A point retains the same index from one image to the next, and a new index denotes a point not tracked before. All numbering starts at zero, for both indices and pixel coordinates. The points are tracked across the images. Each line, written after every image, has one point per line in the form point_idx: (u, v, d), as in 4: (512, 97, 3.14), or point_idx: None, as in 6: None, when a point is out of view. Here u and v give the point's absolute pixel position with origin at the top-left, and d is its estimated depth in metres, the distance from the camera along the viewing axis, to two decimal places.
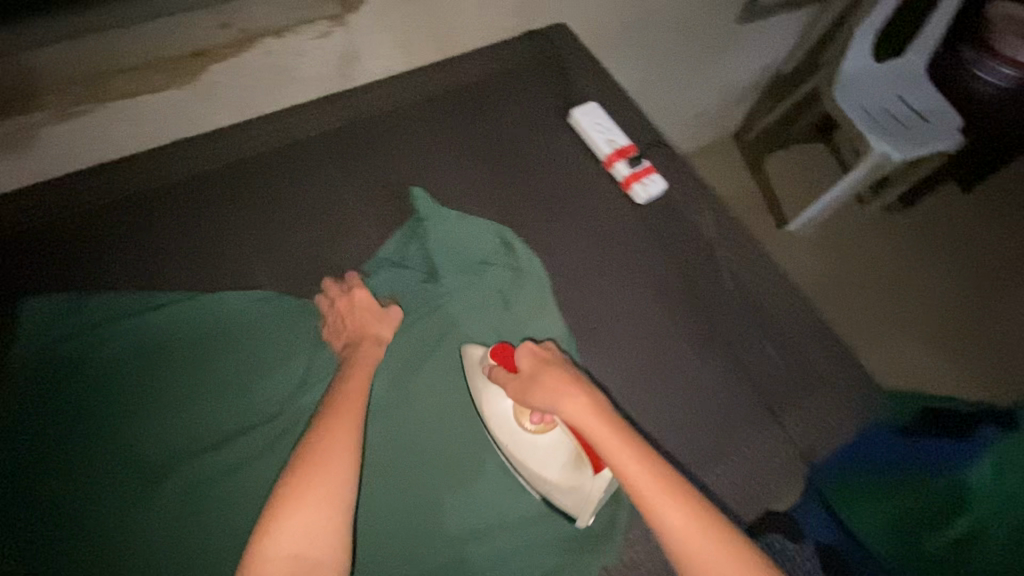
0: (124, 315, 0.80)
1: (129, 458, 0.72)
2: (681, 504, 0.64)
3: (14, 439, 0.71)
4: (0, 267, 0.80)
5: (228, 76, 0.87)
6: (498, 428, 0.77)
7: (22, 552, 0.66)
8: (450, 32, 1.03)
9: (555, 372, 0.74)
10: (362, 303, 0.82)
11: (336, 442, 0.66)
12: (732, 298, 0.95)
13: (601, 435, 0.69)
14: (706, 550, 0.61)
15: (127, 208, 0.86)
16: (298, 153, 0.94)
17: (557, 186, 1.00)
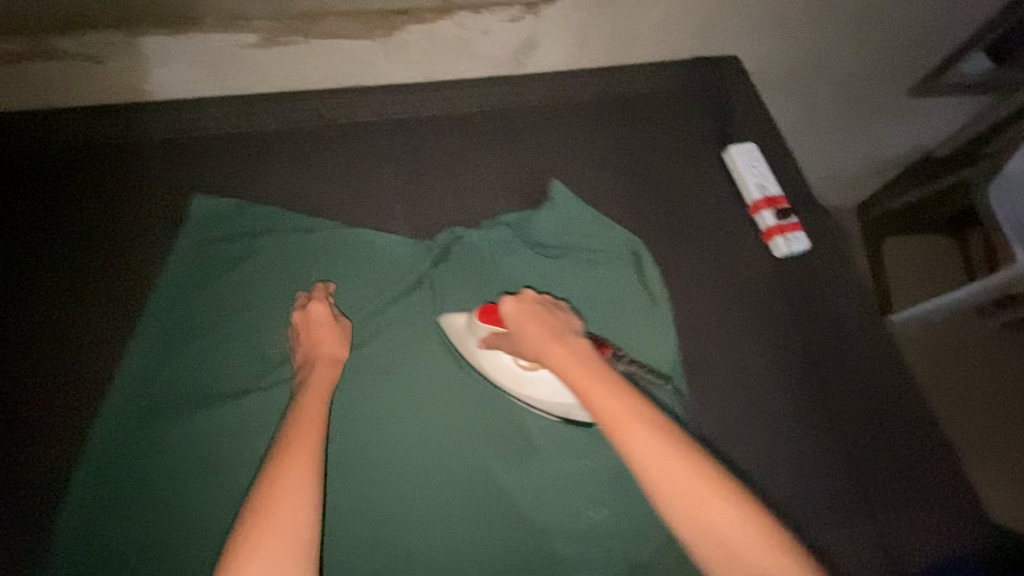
0: (272, 230, 0.85)
1: (252, 364, 0.77)
2: (631, 422, 0.63)
3: (161, 319, 0.78)
4: (180, 160, 0.86)
5: (420, 38, 0.93)
6: (502, 380, 0.80)
7: (147, 421, 0.72)
8: (626, 42, 1.03)
9: (534, 324, 0.75)
10: (318, 315, 0.78)
11: (284, 482, 0.60)
12: (849, 377, 0.90)
13: (572, 370, 0.69)
14: (659, 466, 0.60)
15: (296, 133, 0.90)
16: (457, 121, 0.96)
17: (698, 216, 0.97)
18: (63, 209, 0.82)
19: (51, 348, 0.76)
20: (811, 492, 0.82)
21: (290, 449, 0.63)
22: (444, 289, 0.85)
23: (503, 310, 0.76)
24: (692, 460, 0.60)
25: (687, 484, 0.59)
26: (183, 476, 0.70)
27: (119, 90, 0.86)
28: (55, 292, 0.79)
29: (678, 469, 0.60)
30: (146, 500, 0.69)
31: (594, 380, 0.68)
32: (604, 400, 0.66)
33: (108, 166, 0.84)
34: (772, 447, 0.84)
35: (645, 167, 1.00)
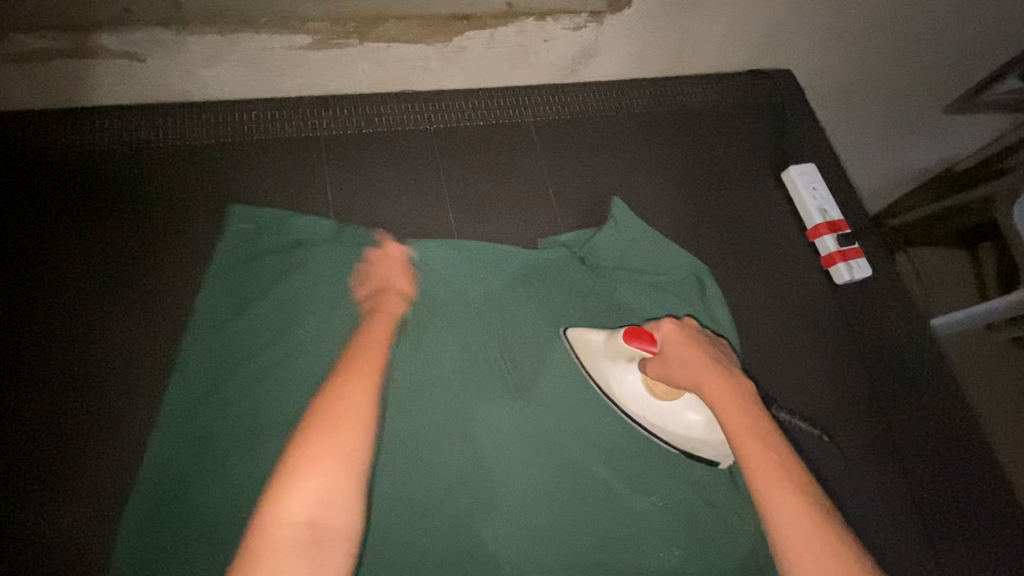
0: (316, 242, 0.79)
1: (301, 390, 0.72)
2: (791, 492, 0.57)
3: (201, 340, 0.73)
4: (219, 169, 0.81)
5: (479, 44, 0.87)
6: (630, 405, 0.75)
7: (196, 451, 0.68)
8: (685, 54, 0.99)
9: (697, 356, 0.67)
10: (390, 256, 0.76)
11: (347, 396, 0.57)
12: (908, 408, 0.89)
13: (728, 413, 0.62)
14: (802, 544, 0.55)
15: (346, 143, 0.85)
16: (512, 133, 0.92)
17: (757, 240, 0.94)
18: (98, 222, 0.77)
19: (93, 374, 0.71)
20: (873, 526, 0.81)
21: (355, 363, 0.61)
22: (502, 312, 0.81)
23: (659, 333, 0.69)
24: (840, 549, 0.54)
25: (836, 573, 0.53)
26: (238, 510, 0.67)
27: (161, 94, 0.82)
28: (94, 312, 0.73)
29: (829, 555, 0.54)
30: (201, 545, 0.65)
31: (769, 439, 0.61)
32: (760, 459, 0.59)
33: (142, 175, 0.79)
34: (836, 483, 0.82)
35: (703, 186, 0.96)
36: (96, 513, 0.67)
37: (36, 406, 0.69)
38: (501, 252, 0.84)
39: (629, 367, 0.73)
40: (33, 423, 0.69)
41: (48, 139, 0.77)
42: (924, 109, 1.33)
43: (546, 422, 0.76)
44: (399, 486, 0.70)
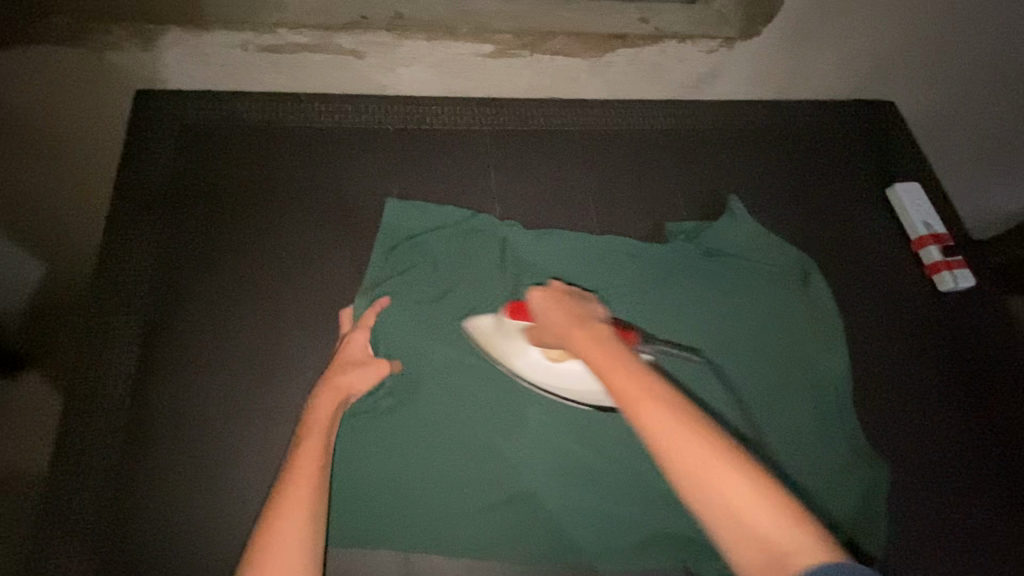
0: (471, 219, 0.92)
1: (456, 331, 0.85)
2: (649, 397, 0.60)
3: (375, 291, 0.86)
4: (396, 144, 0.97)
5: (625, 61, 1.03)
6: (544, 382, 0.82)
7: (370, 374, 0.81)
8: (796, 80, 1.12)
9: (560, 312, 0.75)
10: (349, 351, 0.81)
11: (287, 523, 0.65)
12: (1009, 409, 0.93)
13: (595, 355, 0.67)
14: (679, 446, 0.56)
15: (503, 134, 1.00)
16: (642, 135, 1.04)
17: (865, 247, 1.02)
18: (294, 180, 0.93)
19: (290, 301, 0.86)
20: (965, 509, 0.86)
21: (290, 492, 0.68)
22: (630, 283, 0.90)
23: (529, 301, 0.78)
24: (697, 424, 0.58)
25: (693, 448, 0.56)
26: (406, 415, 0.80)
27: (361, 84, 1.00)
28: (294, 251, 0.89)
29: (673, 428, 0.57)
30: (366, 451, 0.78)
31: (612, 356, 0.67)
32: (615, 372, 0.64)
33: (334, 145, 0.96)
34: (929, 466, 0.88)
35: (815, 194, 1.05)
36: (300, 419, 0.81)
37: (257, 329, 0.85)
38: (628, 242, 0.94)
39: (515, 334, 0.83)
40: (239, 332, 0.84)
41: (277, 120, 0.96)
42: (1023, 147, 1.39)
43: (667, 377, 0.85)
44: (540, 415, 0.81)
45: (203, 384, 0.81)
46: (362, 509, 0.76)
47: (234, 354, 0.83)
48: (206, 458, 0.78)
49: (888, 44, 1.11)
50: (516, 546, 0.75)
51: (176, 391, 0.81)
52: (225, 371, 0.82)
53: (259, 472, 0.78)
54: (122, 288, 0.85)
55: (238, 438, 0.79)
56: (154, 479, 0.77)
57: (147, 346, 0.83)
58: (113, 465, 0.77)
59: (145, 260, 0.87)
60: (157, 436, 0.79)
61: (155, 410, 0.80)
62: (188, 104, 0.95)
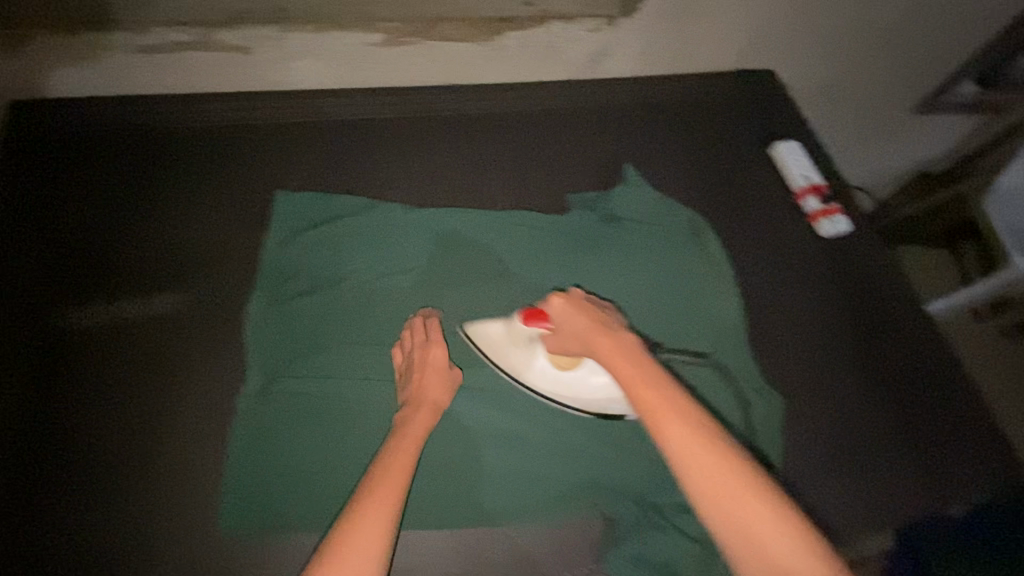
0: (375, 207, 0.93)
1: (364, 316, 0.85)
2: (689, 430, 0.62)
3: (278, 284, 0.86)
4: (297, 139, 0.97)
5: (518, 44, 1.06)
6: (541, 385, 0.82)
7: (275, 368, 0.80)
8: (684, 55, 1.19)
9: (583, 320, 0.75)
10: (434, 362, 0.79)
11: (368, 522, 0.62)
12: (893, 336, 1.01)
13: (620, 363, 0.70)
14: (693, 463, 0.60)
15: (402, 123, 1.02)
16: (540, 116, 1.08)
17: (754, 204, 1.10)
18: (191, 181, 0.92)
19: (192, 302, 0.85)
20: (857, 431, 0.93)
21: (377, 490, 0.65)
22: (534, 254, 0.94)
23: (549, 305, 0.77)
24: (722, 450, 0.61)
25: (717, 470, 0.59)
26: (316, 401, 0.79)
27: (258, 83, 1.00)
28: (195, 252, 0.88)
29: (711, 459, 0.60)
30: (279, 441, 0.77)
31: (655, 382, 0.67)
32: (652, 399, 0.65)
33: (232, 144, 0.96)
34: (821, 397, 0.95)
35: (706, 159, 1.12)
36: (208, 417, 0.79)
37: (160, 329, 0.83)
38: (529, 214, 0.97)
39: (533, 340, 0.82)
40: (140, 339, 0.82)
41: (168, 123, 0.95)
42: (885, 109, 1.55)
43: None
44: (455, 387, 0.82)
45: (108, 393, 0.79)
46: (278, 499, 0.74)
47: (136, 358, 0.81)
48: (112, 466, 0.75)
49: (762, 15, 1.19)
50: (435, 514, 0.77)
51: (76, 404, 0.78)
52: (127, 376, 0.80)
53: (168, 476, 0.75)
54: (12, 302, 0.82)
55: (144, 444, 0.77)
56: (54, 494, 0.73)
57: (42, 361, 0.80)
58: (9, 488, 0.73)
59: (36, 274, 0.84)
60: (56, 449, 0.76)
61: (54, 425, 0.77)
62: (74, 114, 0.93)
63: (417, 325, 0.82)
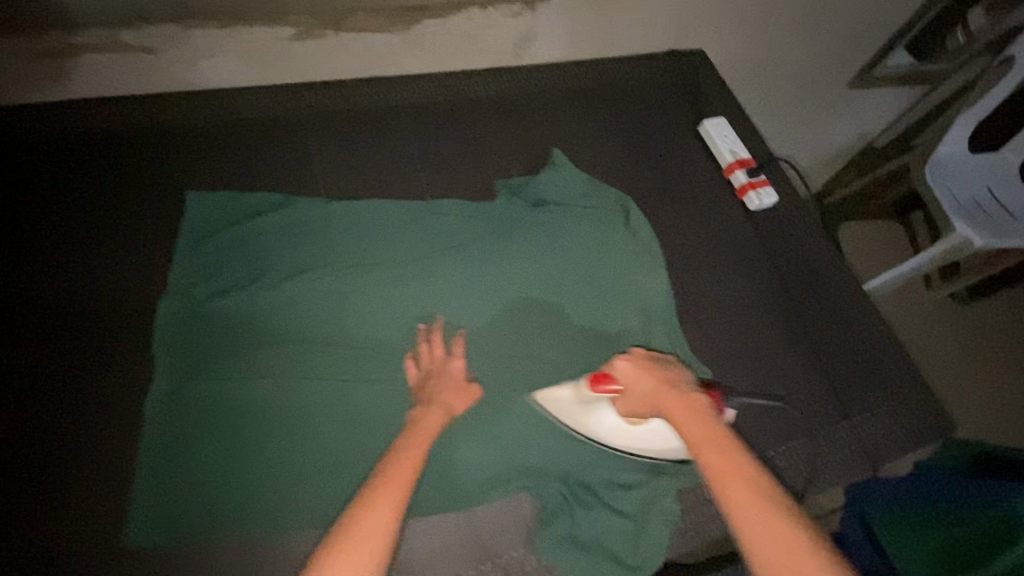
0: (291, 203, 0.91)
1: (280, 314, 0.82)
2: (772, 515, 0.57)
3: (189, 287, 0.83)
4: (209, 138, 0.94)
5: (434, 34, 1.07)
6: (617, 442, 0.79)
7: (185, 373, 0.77)
8: (609, 37, 1.19)
9: (648, 381, 0.73)
10: (452, 372, 0.79)
11: (372, 519, 0.60)
12: (821, 305, 1.03)
13: (693, 430, 0.66)
14: (771, 549, 0.55)
15: (320, 117, 0.99)
16: (464, 103, 1.07)
17: (685, 180, 1.10)
18: (94, 186, 0.88)
19: (96, 310, 0.81)
20: (790, 400, 0.93)
21: (382, 485, 0.63)
22: (458, 241, 0.93)
23: (615, 365, 0.75)
24: (810, 541, 0.55)
25: (790, 543, 0.55)
26: (229, 403, 0.76)
27: (166, 82, 0.96)
28: (100, 259, 0.84)
29: (782, 546, 0.55)
30: (190, 448, 0.74)
31: (713, 447, 0.64)
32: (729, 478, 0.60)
33: (137, 145, 0.91)
34: (755, 369, 0.95)
35: (636, 139, 1.12)
36: (114, 429, 0.75)
37: (60, 339, 0.79)
38: (452, 203, 0.96)
39: (588, 401, 0.78)
40: (39, 351, 0.78)
41: (66, 123, 0.90)
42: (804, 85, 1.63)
43: (499, 325, 0.88)
44: (377, 381, 0.80)
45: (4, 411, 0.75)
46: (189, 508, 0.71)
47: (30, 369, 0.77)
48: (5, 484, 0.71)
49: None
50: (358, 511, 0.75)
51: None
52: (25, 387, 0.76)
53: (69, 494, 0.71)
54: None
55: (43, 462, 0.73)
56: None
57: None
58: None
59: None
60: None
61: None
62: None
63: (434, 335, 0.83)
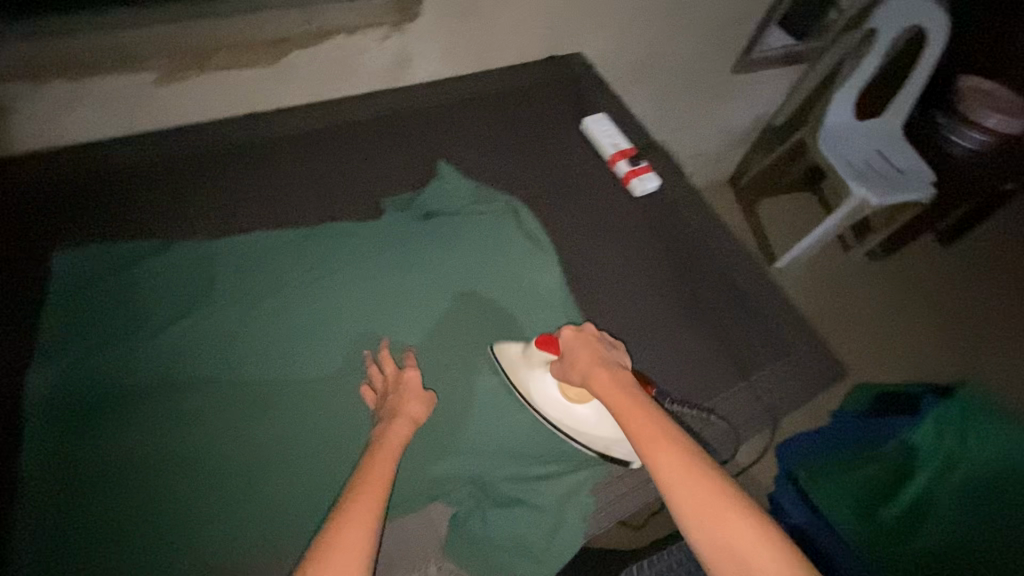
0: (172, 249, 0.91)
1: (166, 361, 0.82)
2: (688, 467, 0.64)
3: (62, 345, 0.81)
4: (80, 194, 0.94)
5: (307, 62, 1.06)
6: (550, 412, 0.83)
7: (61, 433, 0.75)
8: (485, 50, 1.23)
9: (585, 352, 0.79)
10: (412, 382, 0.81)
11: (351, 534, 0.61)
12: (713, 275, 1.07)
13: (614, 397, 0.73)
14: (692, 496, 0.61)
15: (200, 159, 1.01)
16: (352, 131, 1.10)
17: (572, 176, 1.14)
18: None
19: None
20: (692, 367, 0.95)
21: (358, 495, 0.65)
22: (347, 262, 0.94)
23: (560, 338, 0.82)
24: (714, 482, 0.62)
25: (702, 495, 0.61)
26: (114, 457, 0.75)
27: (26, 141, 0.94)
28: None
29: (699, 491, 0.62)
30: (72, 509, 0.72)
31: (630, 406, 0.71)
32: (648, 437, 0.67)
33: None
34: (658, 343, 0.96)
35: (522, 142, 1.16)
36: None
37: None
38: (339, 227, 0.97)
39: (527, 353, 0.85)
40: None
41: None
42: (689, 76, 1.72)
43: (393, 339, 0.89)
44: (271, 415, 0.81)
45: None
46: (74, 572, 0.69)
47: None
48: None
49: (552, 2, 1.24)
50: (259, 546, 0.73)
51: None
52: None
53: None
54: None
55: None
56: None
57: None
58: None
59: None
60: None
61: None
62: None
63: (385, 361, 0.85)
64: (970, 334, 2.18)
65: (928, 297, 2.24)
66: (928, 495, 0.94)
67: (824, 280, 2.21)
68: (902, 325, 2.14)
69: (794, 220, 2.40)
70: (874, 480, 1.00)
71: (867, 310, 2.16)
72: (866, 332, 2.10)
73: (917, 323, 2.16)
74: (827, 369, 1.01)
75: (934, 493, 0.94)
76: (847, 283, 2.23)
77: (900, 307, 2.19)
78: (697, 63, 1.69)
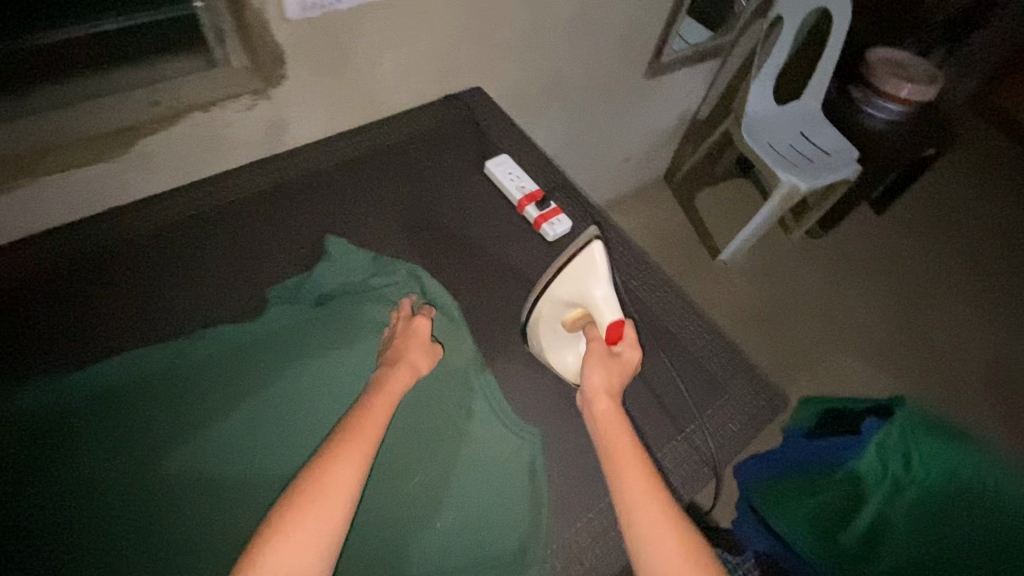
0: (25, 383, 0.79)
1: (24, 522, 0.71)
2: (655, 499, 0.69)
3: None
4: None
5: (162, 146, 0.94)
6: (544, 305, 0.88)
7: None
8: (371, 102, 1.14)
9: (614, 379, 0.83)
10: (419, 331, 0.86)
11: (340, 471, 0.67)
12: (637, 319, 1.02)
13: (604, 417, 0.79)
14: (652, 521, 0.67)
15: (53, 271, 0.89)
16: (230, 214, 0.99)
17: (478, 229, 1.06)
18: None
19: None
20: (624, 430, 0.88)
21: (349, 440, 0.70)
22: (231, 373, 0.84)
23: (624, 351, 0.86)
24: (679, 523, 0.68)
25: (663, 526, 0.67)
26: None
27: None
28: None
29: (659, 521, 0.67)
30: None
31: (621, 436, 0.76)
32: (627, 464, 0.73)
33: None
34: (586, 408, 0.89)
35: (419, 199, 1.07)
36: None
37: None
38: (217, 333, 0.86)
39: (583, 301, 0.85)
40: None
41: None
42: (601, 89, 1.67)
43: (288, 457, 0.78)
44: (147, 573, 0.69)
45: None
46: None
47: None
48: None
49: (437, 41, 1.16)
50: None
51: None
52: None
53: None
54: None
55: None
56: None
57: None
58: None
59: None
60: None
61: None
62: None
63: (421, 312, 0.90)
64: (908, 306, 2.22)
65: (863, 277, 2.29)
66: (883, 519, 0.89)
67: (764, 271, 2.23)
68: (842, 310, 2.17)
69: (731, 212, 2.39)
70: (826, 504, 0.95)
71: (808, 298, 2.18)
72: (809, 321, 2.12)
73: (856, 306, 2.19)
74: (768, 403, 0.96)
75: (889, 516, 0.88)
76: (787, 273, 2.24)
77: (838, 290, 2.23)
78: (606, 75, 1.63)
